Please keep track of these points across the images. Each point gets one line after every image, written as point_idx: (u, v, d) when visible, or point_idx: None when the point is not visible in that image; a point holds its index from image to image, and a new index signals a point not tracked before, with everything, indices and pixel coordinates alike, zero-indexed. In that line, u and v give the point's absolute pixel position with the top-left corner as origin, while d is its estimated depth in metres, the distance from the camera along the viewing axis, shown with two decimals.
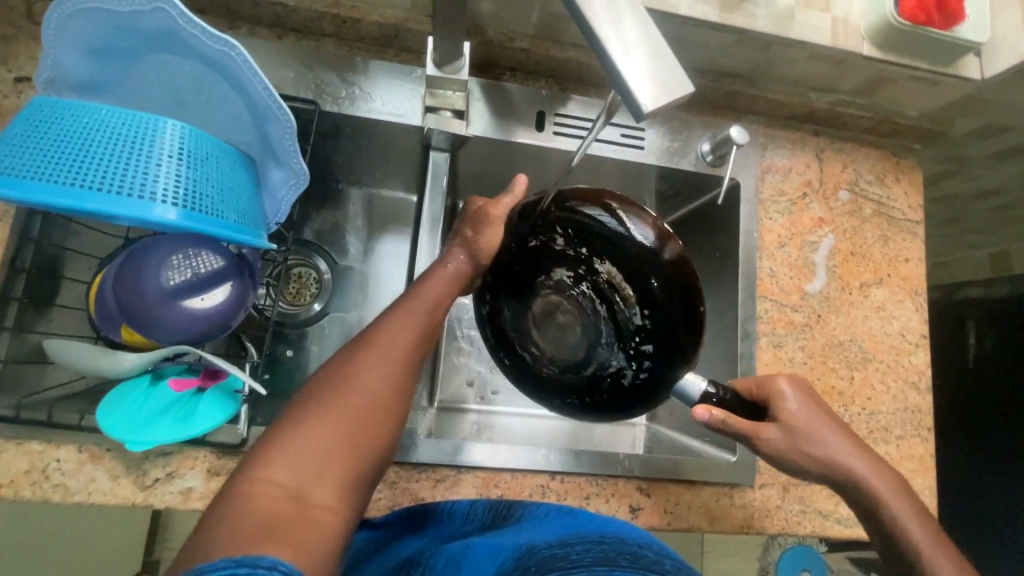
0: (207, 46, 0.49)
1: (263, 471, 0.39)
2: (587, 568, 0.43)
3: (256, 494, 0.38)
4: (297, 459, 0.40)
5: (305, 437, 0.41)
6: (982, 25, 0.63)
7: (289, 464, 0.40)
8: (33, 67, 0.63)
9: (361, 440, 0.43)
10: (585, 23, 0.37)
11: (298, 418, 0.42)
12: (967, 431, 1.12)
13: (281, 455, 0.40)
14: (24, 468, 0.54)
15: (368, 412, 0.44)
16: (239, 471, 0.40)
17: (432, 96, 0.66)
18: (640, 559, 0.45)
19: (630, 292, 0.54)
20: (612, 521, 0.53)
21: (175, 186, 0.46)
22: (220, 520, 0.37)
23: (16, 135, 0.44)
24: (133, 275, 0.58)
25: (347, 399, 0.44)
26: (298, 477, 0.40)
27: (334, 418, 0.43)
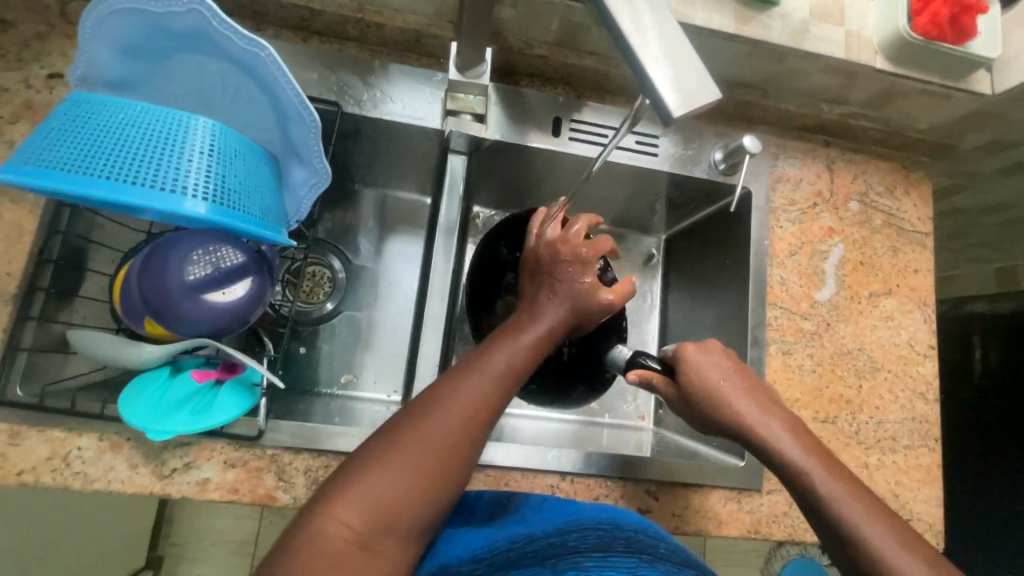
0: (238, 46, 0.50)
1: (336, 510, 0.40)
2: (583, 554, 0.42)
3: (327, 536, 0.39)
4: (366, 502, 0.41)
5: (382, 485, 0.42)
6: (993, 41, 0.64)
7: (363, 509, 0.41)
8: (64, 64, 0.65)
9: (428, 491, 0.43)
10: (614, 31, 0.38)
11: (375, 461, 0.43)
12: (971, 444, 1.12)
13: (355, 499, 0.41)
14: (46, 455, 0.55)
15: (441, 466, 0.44)
16: (313, 507, 0.41)
17: (452, 100, 0.67)
18: (636, 543, 0.44)
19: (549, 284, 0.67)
20: (609, 506, 0.51)
21: (205, 182, 0.47)
22: (293, 550, 0.39)
23: (54, 130, 0.45)
24: (155, 268, 0.59)
25: (421, 447, 0.44)
26: (365, 522, 0.40)
27: (409, 466, 0.43)
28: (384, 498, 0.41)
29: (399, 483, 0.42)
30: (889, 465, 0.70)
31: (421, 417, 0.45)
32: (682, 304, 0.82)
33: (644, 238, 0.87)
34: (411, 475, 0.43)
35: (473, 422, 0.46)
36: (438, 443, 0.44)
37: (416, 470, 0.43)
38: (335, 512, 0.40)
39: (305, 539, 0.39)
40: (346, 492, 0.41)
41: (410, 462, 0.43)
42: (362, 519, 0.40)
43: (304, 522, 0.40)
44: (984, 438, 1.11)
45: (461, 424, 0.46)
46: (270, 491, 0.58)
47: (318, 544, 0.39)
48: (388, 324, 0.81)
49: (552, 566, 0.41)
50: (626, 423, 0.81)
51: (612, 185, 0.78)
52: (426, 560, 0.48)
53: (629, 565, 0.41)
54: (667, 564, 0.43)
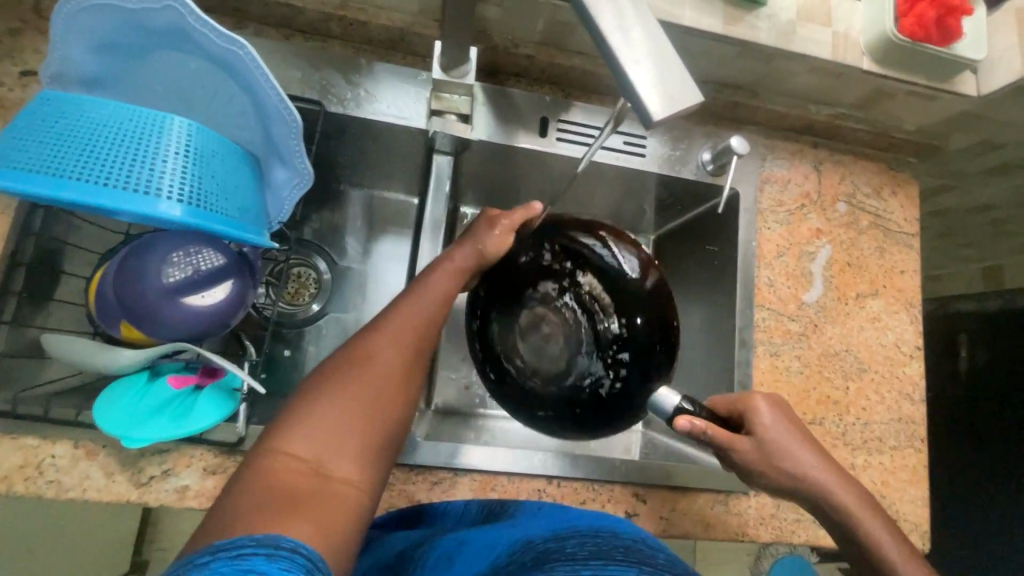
0: (214, 44, 0.49)
1: (284, 444, 0.41)
2: (579, 561, 0.43)
3: (280, 470, 0.39)
4: (317, 436, 0.41)
5: (331, 407, 0.43)
6: (978, 43, 0.64)
7: (313, 439, 0.41)
8: (39, 61, 0.63)
9: (377, 420, 0.43)
10: (595, 31, 0.38)
11: (320, 393, 0.43)
12: (958, 442, 1.13)
13: (305, 431, 0.41)
14: (18, 463, 0.53)
15: (389, 391, 0.45)
16: (262, 443, 0.41)
17: (437, 99, 0.67)
18: (634, 553, 0.45)
19: (609, 305, 0.57)
20: (606, 515, 0.52)
21: (181, 183, 0.46)
22: (243, 488, 0.38)
23: (22, 129, 0.44)
24: (133, 271, 0.57)
25: (364, 376, 0.45)
26: (317, 451, 0.41)
27: (357, 394, 0.44)
28: (334, 425, 0.42)
29: (346, 412, 0.43)
30: (876, 466, 0.70)
31: (364, 349, 0.47)
32: None
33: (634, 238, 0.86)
34: (357, 400, 0.43)
35: (408, 350, 0.48)
36: (379, 370, 0.45)
37: (363, 394, 0.44)
38: (285, 446, 0.40)
39: (257, 475, 0.39)
40: (294, 422, 0.42)
41: (357, 390, 0.44)
42: (311, 449, 0.41)
43: (254, 462, 0.40)
44: (970, 436, 1.12)
45: (397, 355, 0.47)
46: None
47: (268, 478, 0.39)
48: None
49: (547, 569, 0.42)
50: None
51: (600, 186, 0.77)
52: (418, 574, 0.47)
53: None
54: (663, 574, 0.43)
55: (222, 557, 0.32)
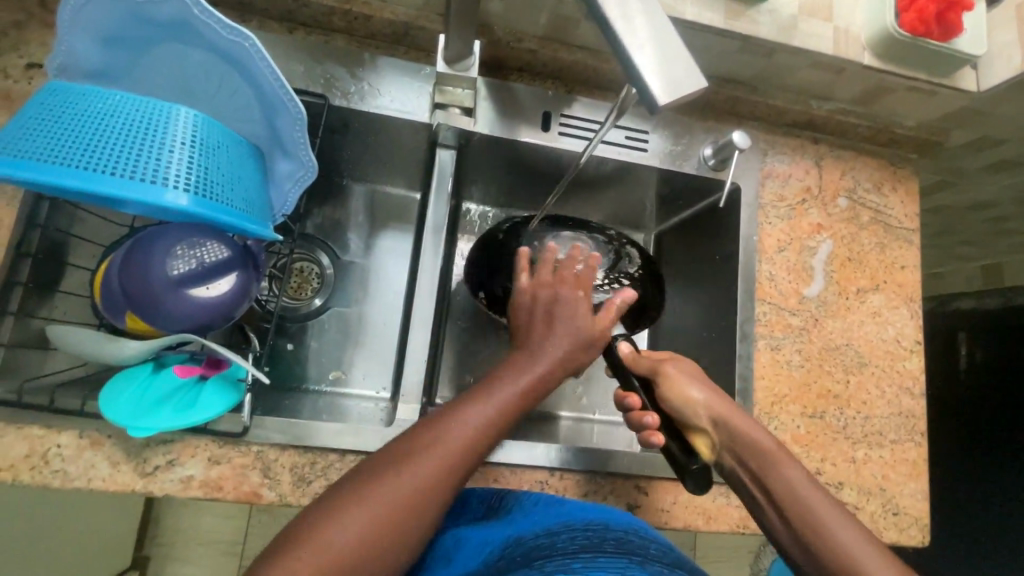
0: (220, 36, 0.49)
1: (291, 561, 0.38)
2: (570, 555, 0.42)
3: None
4: (328, 556, 0.38)
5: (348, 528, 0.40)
6: (980, 38, 0.65)
7: (320, 561, 0.38)
8: (44, 54, 0.63)
9: (388, 549, 0.41)
10: (601, 19, 0.38)
11: (342, 512, 0.40)
12: (959, 440, 1.14)
13: (316, 550, 0.38)
14: (24, 453, 0.53)
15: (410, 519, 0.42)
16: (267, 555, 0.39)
17: (441, 93, 0.67)
18: (626, 544, 0.44)
19: (635, 262, 0.67)
20: (599, 507, 0.52)
21: (187, 173, 0.46)
22: None
23: (30, 118, 0.44)
24: (138, 261, 0.57)
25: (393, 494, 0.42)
26: (323, 575, 0.38)
27: (383, 513, 0.41)
28: (348, 549, 0.39)
29: (364, 530, 0.40)
30: (876, 460, 0.71)
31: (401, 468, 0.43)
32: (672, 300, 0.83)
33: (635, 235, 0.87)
34: (378, 526, 0.41)
35: (449, 478, 0.45)
36: (409, 498, 0.42)
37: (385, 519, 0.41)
38: (294, 564, 0.38)
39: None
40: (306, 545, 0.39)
41: (383, 509, 0.41)
42: (321, 573, 0.38)
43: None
44: (971, 433, 1.12)
45: (433, 478, 0.44)
46: (256, 488, 0.58)
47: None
48: (377, 320, 0.80)
49: (540, 567, 0.40)
50: (617, 419, 0.81)
51: (602, 181, 0.78)
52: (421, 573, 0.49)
53: (617, 565, 0.40)
54: (658, 565, 0.42)
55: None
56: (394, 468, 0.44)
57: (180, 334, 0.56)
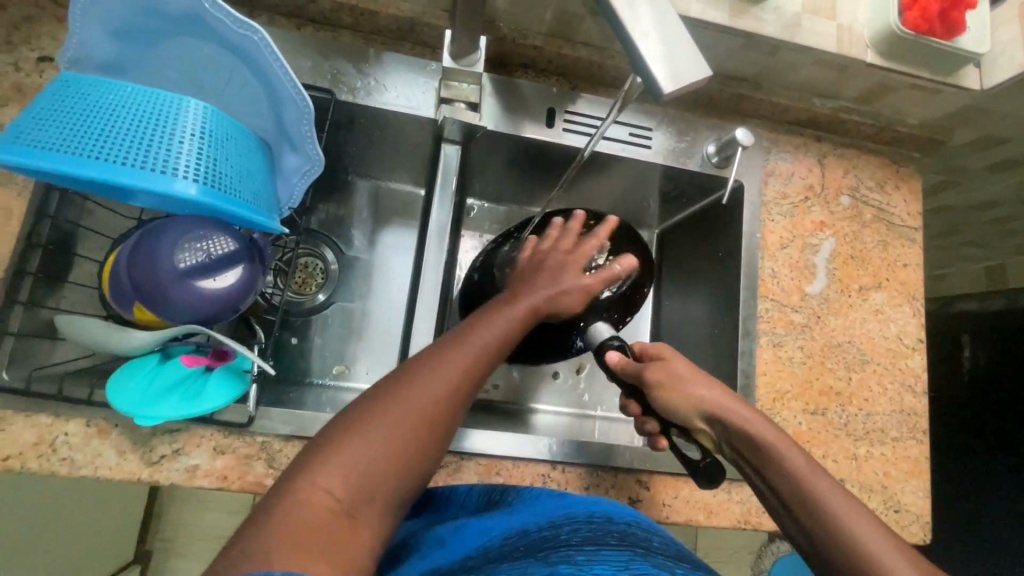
0: (230, 30, 0.50)
1: (316, 473, 0.39)
2: (574, 547, 0.42)
3: (309, 500, 0.37)
4: (352, 468, 0.39)
5: (367, 442, 0.41)
6: (982, 36, 0.65)
7: (345, 472, 0.39)
8: (55, 47, 0.64)
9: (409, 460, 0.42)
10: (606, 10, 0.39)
11: (359, 425, 0.41)
12: (961, 440, 1.13)
13: (338, 462, 0.39)
14: (32, 441, 0.54)
15: (427, 435, 0.43)
16: (292, 471, 0.39)
17: (447, 88, 0.68)
18: (629, 537, 0.45)
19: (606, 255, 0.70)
20: (601, 500, 0.52)
21: (196, 164, 0.47)
22: (272, 513, 0.37)
23: (43, 108, 0.45)
24: (147, 252, 0.58)
25: (406, 412, 0.43)
26: (350, 486, 0.39)
27: (399, 429, 0.42)
28: (370, 461, 0.40)
29: (383, 446, 0.41)
30: (877, 457, 0.71)
31: (410, 384, 0.45)
32: (674, 297, 0.83)
33: (638, 232, 0.88)
34: (396, 438, 0.42)
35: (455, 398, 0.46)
36: (423, 411, 0.44)
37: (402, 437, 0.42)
38: (319, 478, 0.38)
39: (281, 509, 0.37)
40: (329, 461, 0.39)
41: (400, 426, 0.42)
42: (349, 484, 0.39)
43: (284, 492, 0.38)
44: (973, 434, 1.12)
45: (443, 394, 0.45)
46: (261, 478, 0.58)
47: (295, 514, 0.36)
48: (381, 316, 0.81)
49: (545, 559, 0.40)
50: (619, 415, 0.82)
51: (605, 178, 0.78)
52: (417, 560, 0.49)
53: (620, 558, 0.40)
54: (660, 556, 0.42)
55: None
56: (401, 383, 0.45)
57: (186, 325, 0.57)
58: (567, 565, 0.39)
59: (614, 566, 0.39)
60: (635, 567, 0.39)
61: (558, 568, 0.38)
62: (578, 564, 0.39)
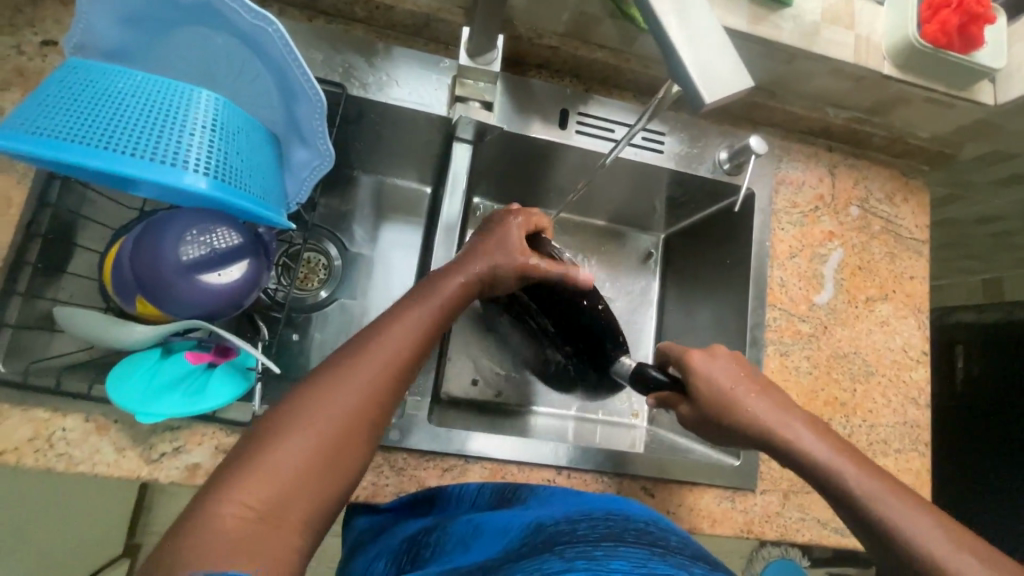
0: (243, 20, 0.49)
1: (233, 486, 0.37)
2: (592, 543, 0.41)
3: (226, 516, 0.36)
4: (271, 476, 0.38)
5: (287, 447, 0.39)
6: (999, 52, 0.65)
7: (263, 482, 0.38)
8: (59, 32, 0.62)
9: (334, 459, 0.41)
10: (651, 15, 0.38)
11: (276, 430, 0.40)
12: (957, 451, 1.14)
13: (258, 473, 0.38)
14: (29, 435, 0.53)
15: (346, 429, 0.42)
16: (210, 486, 0.38)
17: (461, 86, 0.66)
18: (646, 535, 0.43)
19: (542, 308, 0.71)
20: (615, 496, 0.50)
21: (207, 157, 0.46)
22: (188, 535, 0.35)
23: (48, 95, 0.43)
24: (149, 245, 0.56)
25: (323, 417, 0.42)
26: (270, 495, 0.37)
27: (321, 436, 0.41)
28: (289, 466, 0.39)
29: (299, 448, 0.40)
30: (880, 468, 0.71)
31: (326, 384, 0.44)
32: (680, 303, 0.83)
33: (643, 236, 0.88)
34: (316, 439, 0.41)
35: (378, 389, 0.45)
36: (340, 411, 0.43)
37: (322, 445, 0.41)
38: (235, 492, 0.37)
39: (193, 524, 0.35)
40: (250, 467, 0.38)
41: (317, 425, 0.41)
42: (267, 495, 0.37)
43: (200, 508, 0.36)
44: (967, 445, 1.12)
45: (366, 385, 0.45)
46: None
47: (207, 530, 0.35)
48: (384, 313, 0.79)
49: (561, 553, 0.39)
50: (620, 420, 0.82)
51: (614, 182, 0.78)
52: (436, 556, 0.48)
53: (638, 556, 0.39)
54: (680, 556, 0.41)
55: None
56: (324, 376, 0.44)
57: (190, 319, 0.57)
58: (584, 561, 0.38)
59: (634, 564, 0.38)
60: (653, 568, 0.38)
61: (575, 564, 0.38)
62: (596, 560, 0.38)
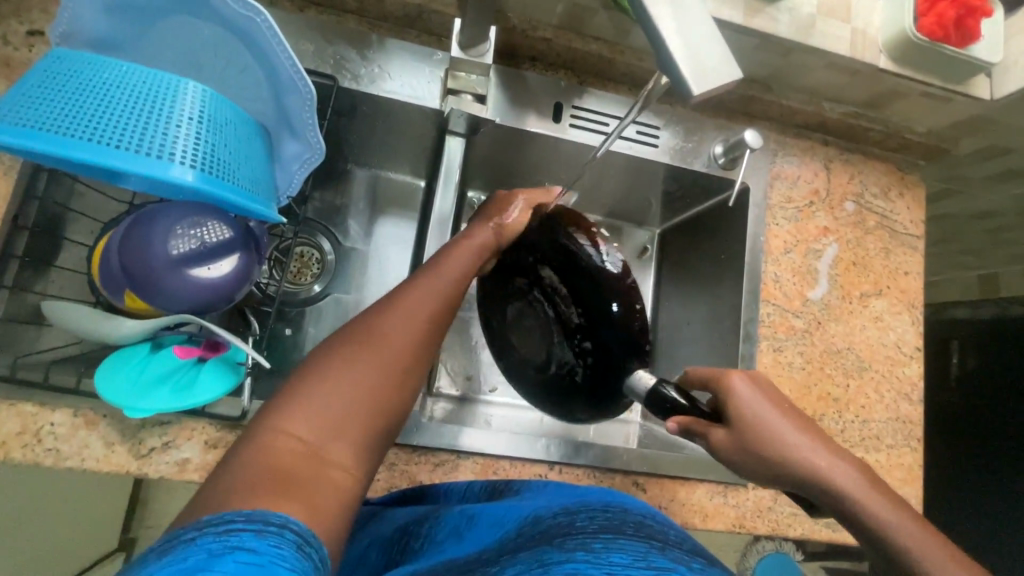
0: (231, 10, 0.48)
1: (284, 421, 0.37)
2: (590, 535, 0.40)
3: (278, 449, 0.36)
4: (320, 413, 0.38)
5: (336, 387, 0.39)
6: (995, 46, 0.65)
7: (313, 420, 0.38)
8: (46, 22, 0.61)
9: (382, 401, 0.41)
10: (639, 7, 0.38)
11: (327, 368, 0.40)
12: (949, 446, 1.14)
13: (309, 408, 0.38)
14: (16, 430, 0.52)
15: (396, 373, 0.42)
16: (261, 420, 0.38)
17: (454, 79, 0.66)
18: (645, 528, 0.41)
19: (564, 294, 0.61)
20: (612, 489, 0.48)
21: (194, 149, 0.45)
22: (237, 466, 0.35)
23: (33, 86, 0.43)
24: (139, 239, 0.56)
25: (367, 357, 0.41)
26: (319, 432, 0.38)
27: (365, 375, 0.41)
28: (339, 403, 0.39)
29: (349, 388, 0.40)
30: (872, 464, 0.71)
31: (374, 326, 0.43)
32: (675, 298, 0.83)
33: (638, 231, 0.87)
34: (368, 379, 0.40)
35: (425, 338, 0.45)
36: (391, 354, 0.42)
37: (367, 388, 0.40)
38: (286, 426, 0.37)
39: (245, 456, 0.36)
40: (299, 402, 0.38)
41: (366, 366, 0.41)
42: (315, 431, 0.38)
43: (247, 443, 0.37)
44: (959, 441, 1.13)
45: (415, 331, 0.44)
46: None
47: (261, 460, 0.35)
48: None
49: (561, 545, 0.39)
50: (615, 415, 0.81)
51: (609, 175, 0.77)
52: (428, 549, 0.47)
53: (639, 549, 0.39)
54: (678, 551, 0.39)
55: (210, 533, 0.30)
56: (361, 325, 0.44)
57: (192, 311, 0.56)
58: (584, 553, 0.37)
59: (634, 556, 0.37)
60: (654, 562, 0.37)
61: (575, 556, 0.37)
62: (595, 552, 0.38)
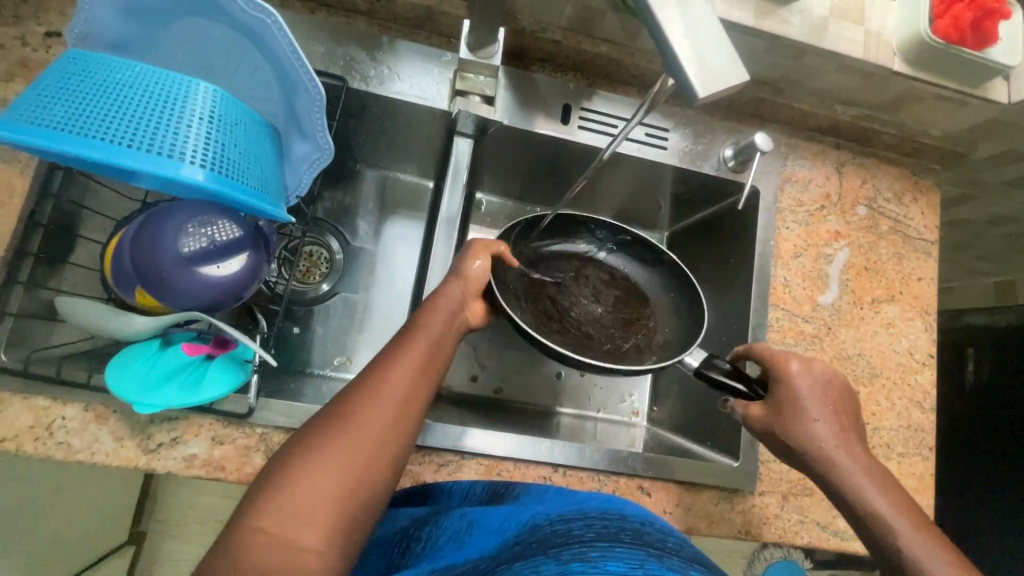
0: (242, 11, 0.49)
1: (257, 517, 0.39)
2: (587, 543, 0.40)
3: (253, 546, 0.37)
4: (291, 505, 0.39)
5: (305, 477, 0.41)
6: (1013, 49, 0.64)
7: (285, 511, 0.39)
8: (63, 23, 0.63)
9: (352, 483, 0.42)
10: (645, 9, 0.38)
11: (295, 458, 0.42)
12: (963, 455, 1.12)
13: (278, 503, 0.39)
14: (28, 424, 0.53)
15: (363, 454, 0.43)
16: (236, 519, 0.39)
17: (462, 80, 0.66)
18: (643, 536, 0.42)
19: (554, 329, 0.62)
20: (615, 496, 0.49)
21: (204, 149, 0.45)
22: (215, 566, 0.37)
23: (48, 86, 0.44)
24: (150, 237, 0.57)
25: (334, 443, 0.43)
26: (292, 524, 0.39)
27: (333, 462, 0.42)
28: (310, 492, 0.40)
29: (317, 476, 0.41)
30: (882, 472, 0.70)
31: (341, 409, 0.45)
32: None
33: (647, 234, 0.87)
34: (336, 464, 0.42)
35: (390, 413, 0.46)
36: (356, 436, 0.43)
37: (335, 476, 0.41)
38: (257, 523, 0.39)
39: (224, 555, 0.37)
40: (270, 496, 0.40)
41: (334, 451, 0.42)
42: (288, 524, 0.39)
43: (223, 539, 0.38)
44: (973, 450, 1.11)
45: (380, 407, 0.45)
46: (258, 469, 0.57)
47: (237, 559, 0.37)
48: (384, 307, 0.79)
49: (556, 555, 0.38)
50: (620, 418, 0.81)
51: (618, 177, 0.77)
52: (428, 553, 0.47)
53: (635, 557, 0.38)
54: (676, 560, 0.40)
55: None
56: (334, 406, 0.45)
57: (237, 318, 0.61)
58: (580, 563, 0.37)
59: (629, 565, 0.37)
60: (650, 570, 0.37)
61: (570, 566, 0.37)
62: (591, 561, 0.37)
